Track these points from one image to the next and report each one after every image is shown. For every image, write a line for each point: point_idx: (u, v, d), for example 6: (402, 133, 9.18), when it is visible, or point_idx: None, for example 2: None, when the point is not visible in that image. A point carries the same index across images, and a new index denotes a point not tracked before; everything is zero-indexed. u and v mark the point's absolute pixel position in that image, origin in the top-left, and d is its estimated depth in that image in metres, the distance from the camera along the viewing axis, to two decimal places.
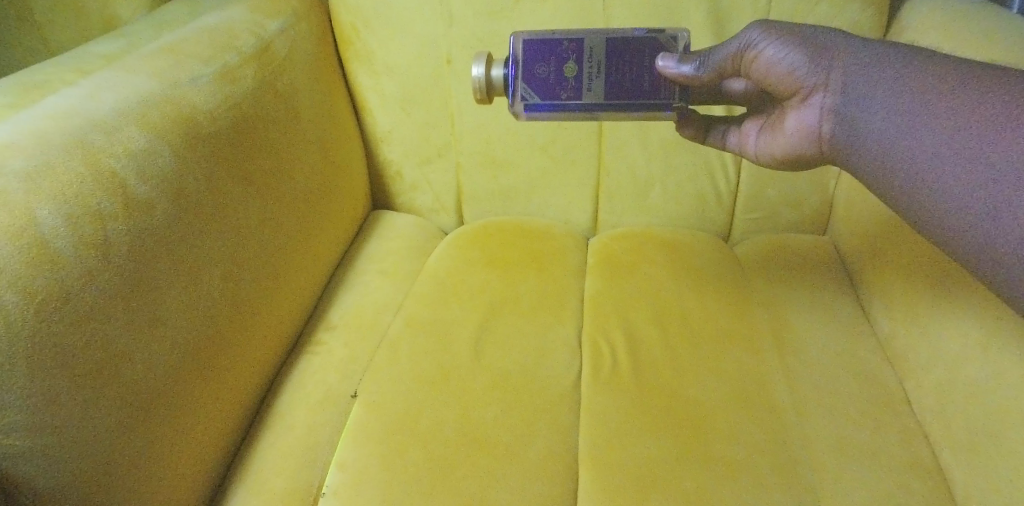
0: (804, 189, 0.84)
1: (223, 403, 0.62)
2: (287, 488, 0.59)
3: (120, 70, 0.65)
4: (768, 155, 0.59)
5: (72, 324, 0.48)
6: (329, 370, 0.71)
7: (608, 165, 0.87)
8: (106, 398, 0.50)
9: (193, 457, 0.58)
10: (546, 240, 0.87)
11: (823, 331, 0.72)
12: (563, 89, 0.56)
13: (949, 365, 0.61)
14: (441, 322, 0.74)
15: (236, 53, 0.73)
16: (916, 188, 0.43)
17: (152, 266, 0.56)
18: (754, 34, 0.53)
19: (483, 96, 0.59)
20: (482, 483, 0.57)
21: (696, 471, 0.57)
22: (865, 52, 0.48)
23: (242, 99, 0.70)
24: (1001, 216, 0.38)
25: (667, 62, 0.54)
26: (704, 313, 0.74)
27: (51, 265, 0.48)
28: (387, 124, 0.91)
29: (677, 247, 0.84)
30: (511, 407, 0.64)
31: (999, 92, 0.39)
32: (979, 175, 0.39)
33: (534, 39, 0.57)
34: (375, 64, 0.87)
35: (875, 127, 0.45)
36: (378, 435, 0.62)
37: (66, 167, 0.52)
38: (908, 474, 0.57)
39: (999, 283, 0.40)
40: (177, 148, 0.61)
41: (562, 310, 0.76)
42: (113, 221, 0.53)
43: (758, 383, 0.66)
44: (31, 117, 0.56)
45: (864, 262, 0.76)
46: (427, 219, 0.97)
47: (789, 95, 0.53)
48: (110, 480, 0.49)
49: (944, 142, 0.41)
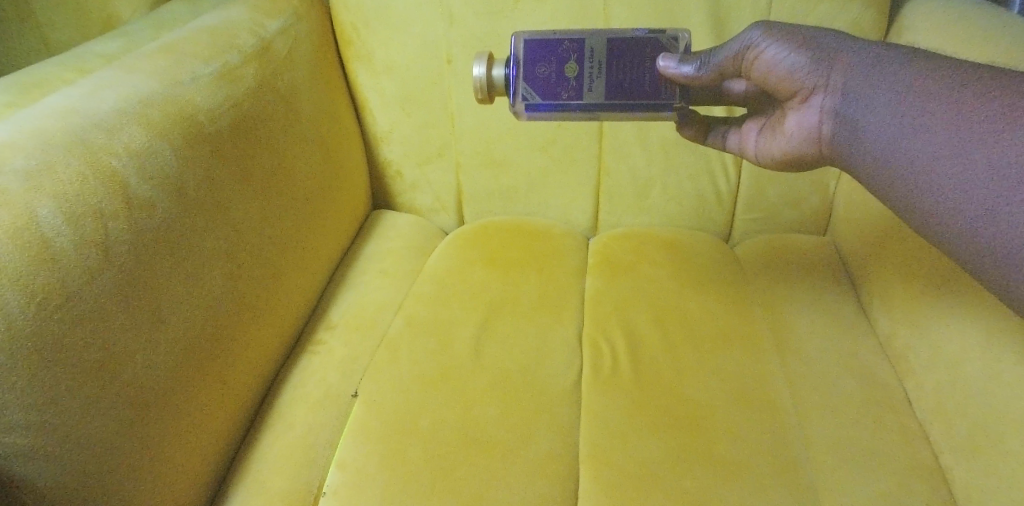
0: (804, 189, 0.84)
1: (223, 403, 0.62)
2: (286, 487, 0.59)
3: (120, 70, 0.65)
4: (768, 156, 0.59)
5: (72, 323, 0.48)
6: (329, 370, 0.71)
7: (608, 165, 0.87)
8: (106, 397, 0.50)
9: (194, 457, 0.58)
10: (546, 240, 0.87)
11: (823, 331, 0.72)
12: (563, 89, 0.56)
13: (950, 365, 0.62)
14: (442, 322, 0.74)
15: (236, 53, 0.73)
16: (916, 189, 0.43)
17: (152, 265, 0.55)
18: (755, 34, 0.53)
19: (484, 96, 0.59)
20: (483, 483, 0.57)
21: (697, 470, 0.57)
22: (865, 53, 0.48)
23: (242, 99, 0.70)
24: (999, 216, 0.38)
25: (668, 62, 0.54)
26: (704, 313, 0.74)
27: (53, 263, 0.48)
28: (387, 124, 0.91)
29: (677, 247, 0.84)
30: (512, 406, 0.64)
31: (998, 92, 0.39)
32: (977, 175, 0.39)
33: (535, 39, 0.57)
34: (375, 63, 0.87)
35: (876, 128, 0.46)
36: (378, 436, 0.62)
37: (67, 167, 0.52)
38: (908, 474, 0.57)
39: (997, 284, 0.40)
40: (177, 147, 0.61)
41: (563, 310, 0.76)
42: (113, 220, 0.53)
43: (758, 383, 0.66)
44: (31, 117, 0.56)
45: (864, 262, 0.77)
46: (427, 219, 0.97)
47: (789, 95, 0.53)
48: (111, 479, 0.49)
49: (943, 143, 0.41)
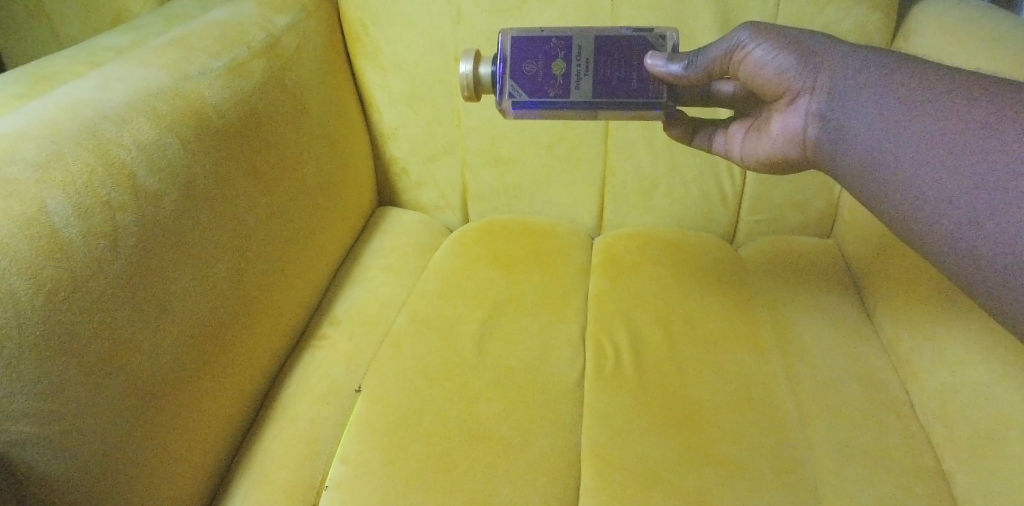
0: (809, 191, 0.84)
1: (225, 396, 0.62)
2: (289, 480, 0.60)
3: (131, 63, 0.65)
4: (752, 158, 0.59)
5: (81, 312, 0.48)
6: (331, 363, 0.71)
7: (613, 164, 0.88)
8: (111, 387, 0.50)
9: (195, 451, 0.58)
10: (551, 238, 0.87)
11: (826, 332, 0.72)
12: (550, 87, 0.56)
13: (953, 369, 0.62)
14: (445, 318, 0.74)
15: (245, 48, 0.73)
16: (902, 196, 0.43)
17: (158, 256, 0.56)
18: (743, 35, 0.54)
19: (472, 93, 0.59)
20: (484, 478, 0.58)
21: (697, 469, 0.58)
22: (853, 57, 0.49)
23: (251, 93, 0.71)
24: (985, 224, 0.38)
25: (656, 60, 0.55)
26: (707, 313, 0.74)
27: (62, 254, 0.48)
28: (393, 121, 0.91)
29: (681, 248, 0.85)
30: (514, 403, 0.64)
31: (985, 100, 0.40)
32: (962, 182, 0.39)
33: (523, 36, 0.57)
34: (383, 60, 0.87)
35: (863, 132, 0.46)
36: (381, 431, 0.62)
37: (76, 158, 0.52)
38: (910, 475, 0.57)
39: (979, 293, 0.40)
40: (186, 140, 0.61)
41: (566, 309, 0.76)
42: (122, 211, 0.53)
43: (761, 382, 0.66)
44: (42, 107, 0.57)
45: (870, 265, 0.77)
46: (432, 216, 0.97)
47: (775, 97, 0.54)
48: (112, 470, 0.49)
49: (930, 150, 0.41)
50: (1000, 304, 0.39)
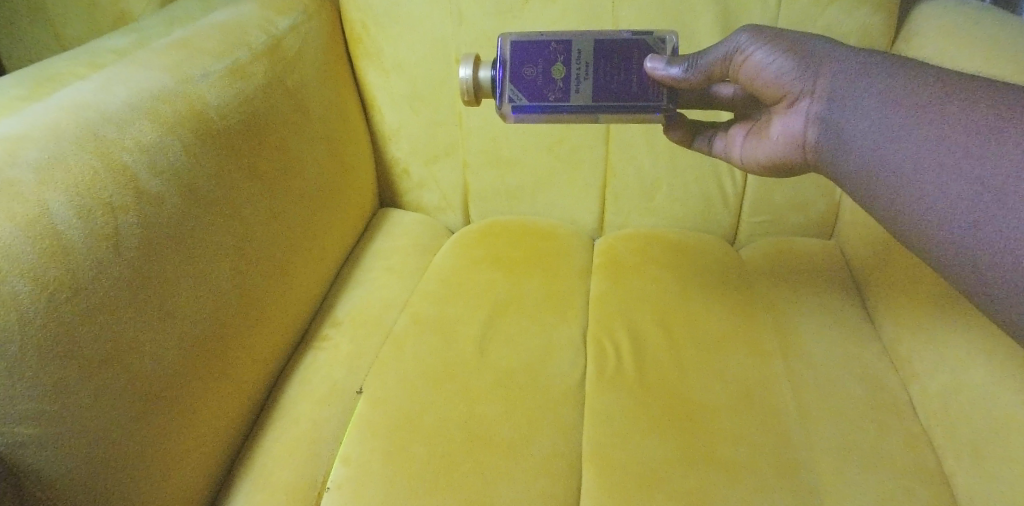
0: (810, 192, 0.84)
1: (227, 397, 0.62)
2: (291, 481, 0.60)
3: (133, 65, 0.65)
4: (753, 161, 0.59)
5: (83, 315, 0.48)
6: (333, 365, 0.71)
7: (614, 165, 0.88)
8: (113, 390, 0.50)
9: (197, 453, 0.58)
10: (552, 239, 0.87)
11: (827, 332, 0.72)
12: (550, 91, 0.56)
13: (954, 371, 0.62)
14: (447, 319, 0.75)
15: (247, 50, 0.73)
16: (903, 200, 0.43)
17: (160, 258, 0.56)
18: (743, 38, 0.54)
19: (471, 97, 0.59)
20: (484, 479, 0.58)
21: (697, 471, 0.58)
22: (853, 60, 0.49)
23: (252, 94, 0.71)
24: (984, 230, 0.38)
25: (656, 63, 0.54)
26: (708, 315, 0.74)
27: (63, 256, 0.48)
28: (394, 122, 0.91)
29: (682, 249, 0.85)
30: (514, 404, 0.64)
31: (984, 106, 0.40)
32: (962, 187, 0.39)
33: (524, 41, 0.57)
34: (384, 62, 0.87)
35: (864, 136, 0.46)
36: (382, 432, 0.62)
37: (78, 160, 0.53)
38: (910, 476, 0.58)
39: (979, 296, 0.40)
40: (187, 141, 0.61)
41: (567, 310, 0.76)
42: (124, 213, 0.53)
43: (762, 384, 0.66)
44: (44, 109, 0.57)
45: (871, 266, 0.77)
46: (433, 217, 0.98)
47: (775, 101, 0.54)
48: (114, 471, 0.49)
49: (930, 154, 0.41)
50: (1000, 308, 0.39)
